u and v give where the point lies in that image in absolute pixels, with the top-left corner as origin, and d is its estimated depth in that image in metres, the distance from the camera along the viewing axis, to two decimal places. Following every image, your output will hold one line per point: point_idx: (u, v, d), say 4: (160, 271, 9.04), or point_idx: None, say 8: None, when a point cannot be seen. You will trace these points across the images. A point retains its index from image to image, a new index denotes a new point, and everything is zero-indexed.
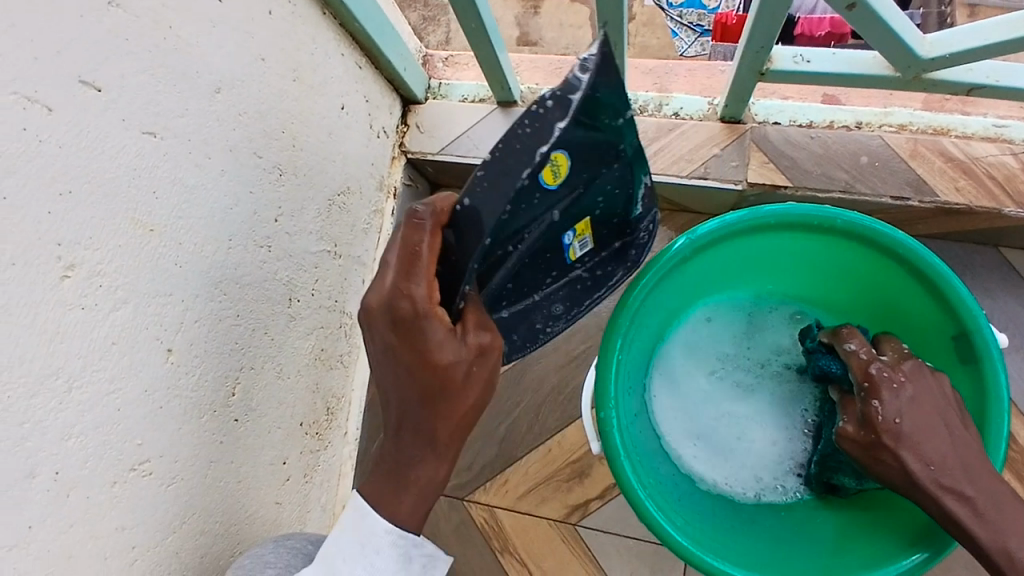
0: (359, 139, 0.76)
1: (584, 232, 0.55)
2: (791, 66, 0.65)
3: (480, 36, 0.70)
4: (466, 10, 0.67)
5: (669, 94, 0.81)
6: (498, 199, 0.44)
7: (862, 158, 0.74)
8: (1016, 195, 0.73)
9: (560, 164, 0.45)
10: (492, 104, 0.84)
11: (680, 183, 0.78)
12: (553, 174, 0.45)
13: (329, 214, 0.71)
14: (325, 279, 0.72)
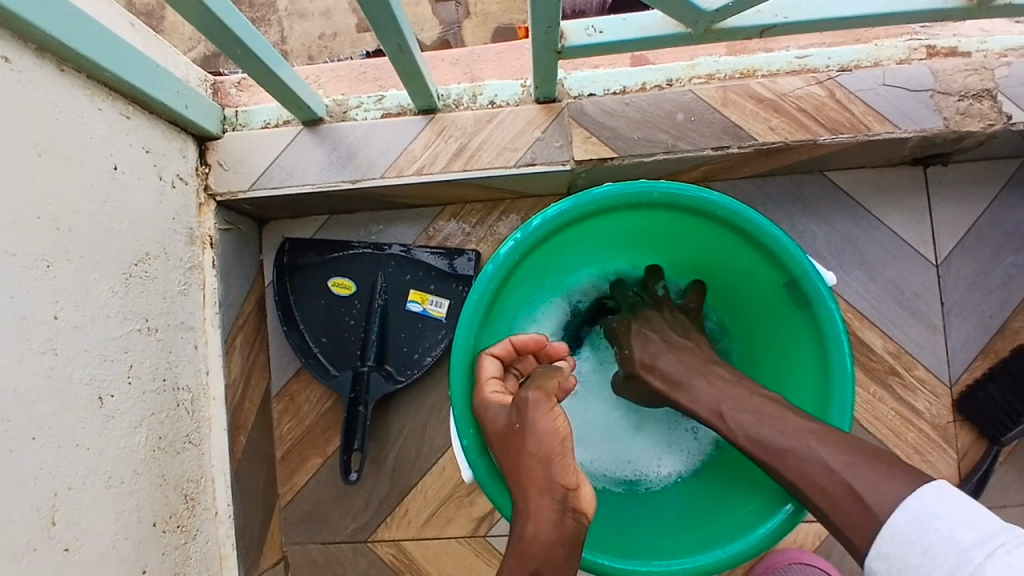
0: (149, 196, 0.67)
1: (424, 300, 0.85)
2: (586, 40, 0.63)
3: (252, 58, 0.64)
4: (226, 35, 0.61)
5: (481, 83, 0.78)
6: (315, 317, 0.85)
7: (678, 115, 0.74)
8: (828, 123, 0.74)
9: (345, 285, 0.86)
10: (298, 125, 0.78)
11: (510, 173, 0.76)
12: (341, 288, 0.85)
13: (129, 290, 0.63)
14: (141, 361, 0.65)
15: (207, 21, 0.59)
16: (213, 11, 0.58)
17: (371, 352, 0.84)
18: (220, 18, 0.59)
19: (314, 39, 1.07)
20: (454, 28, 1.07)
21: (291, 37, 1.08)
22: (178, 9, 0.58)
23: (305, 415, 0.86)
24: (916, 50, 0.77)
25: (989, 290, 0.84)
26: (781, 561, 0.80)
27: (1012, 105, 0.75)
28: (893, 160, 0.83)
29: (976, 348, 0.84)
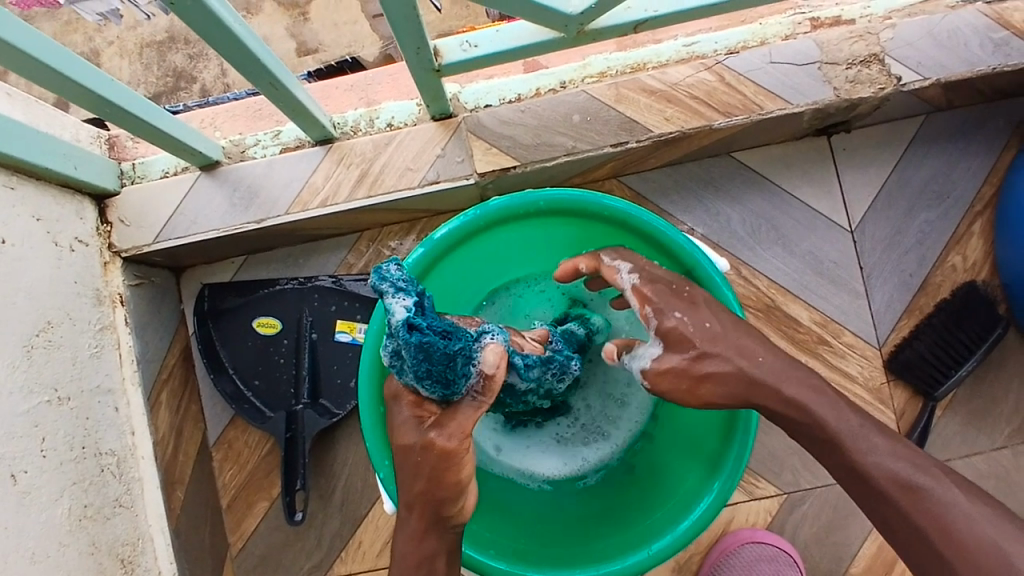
0: (44, 263, 0.65)
1: (354, 329, 0.84)
2: (463, 54, 0.64)
3: (127, 115, 0.63)
4: (94, 98, 0.60)
5: (378, 106, 0.77)
6: (243, 360, 0.84)
7: (575, 116, 0.75)
8: (722, 107, 0.75)
9: (271, 323, 0.84)
10: (196, 171, 0.76)
11: (416, 193, 0.76)
12: (266, 328, 0.84)
13: (32, 362, 0.61)
14: (56, 432, 0.62)
15: (68, 88, 0.58)
16: (67, 74, 0.56)
17: (306, 388, 0.83)
18: (77, 79, 0.57)
19: None
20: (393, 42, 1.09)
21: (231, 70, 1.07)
22: (36, 80, 0.57)
23: (246, 460, 0.85)
24: (800, 24, 0.77)
25: (905, 249, 0.85)
26: (734, 544, 0.80)
27: (899, 67, 0.75)
28: (795, 134, 0.84)
29: (901, 308, 0.85)
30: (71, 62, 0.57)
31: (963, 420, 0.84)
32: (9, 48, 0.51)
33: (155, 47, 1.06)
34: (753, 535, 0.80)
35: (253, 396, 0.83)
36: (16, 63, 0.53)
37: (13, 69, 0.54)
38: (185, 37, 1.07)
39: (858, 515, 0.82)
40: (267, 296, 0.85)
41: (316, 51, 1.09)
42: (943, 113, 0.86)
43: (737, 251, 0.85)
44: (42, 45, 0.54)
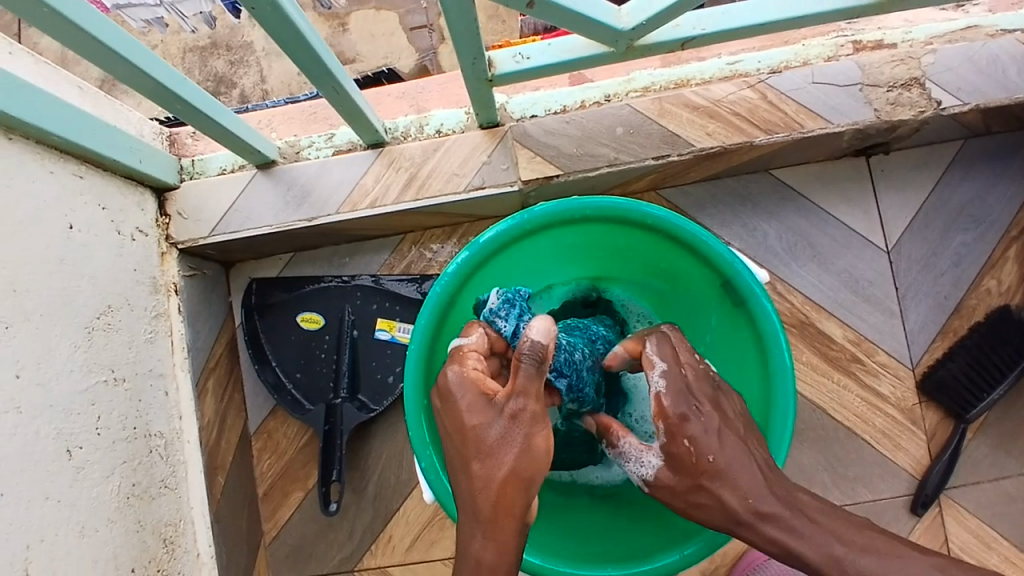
0: (107, 250, 0.69)
1: (392, 326, 0.87)
2: (515, 66, 0.66)
3: (194, 112, 0.66)
4: (164, 92, 0.63)
5: (428, 114, 0.80)
6: (287, 354, 0.87)
7: (618, 128, 0.77)
8: (763, 124, 0.76)
9: (315, 318, 0.87)
10: (252, 169, 0.80)
11: (462, 198, 0.78)
12: (310, 323, 0.87)
13: (92, 343, 0.64)
14: (110, 412, 0.65)
15: (143, 82, 0.62)
16: (143, 67, 0.60)
17: (345, 384, 0.85)
18: (150, 73, 0.61)
19: (293, 76, 1.10)
20: (430, 53, 1.12)
21: (270, 77, 1.11)
22: (114, 74, 0.61)
23: (284, 450, 0.88)
24: (843, 46, 0.78)
25: (941, 271, 0.86)
26: (761, 557, 0.80)
27: (941, 90, 0.76)
28: (834, 154, 0.85)
29: (935, 330, 0.85)
30: (145, 57, 0.60)
31: (996, 446, 0.84)
32: (89, 40, 0.55)
33: (197, 52, 1.11)
34: (780, 549, 0.80)
35: (295, 389, 0.86)
36: (96, 56, 0.57)
37: (94, 63, 0.59)
38: (227, 43, 1.11)
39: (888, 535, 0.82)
40: (311, 292, 0.88)
41: (354, 60, 1.13)
42: (983, 138, 0.87)
43: (771, 267, 0.86)
44: (120, 40, 0.57)
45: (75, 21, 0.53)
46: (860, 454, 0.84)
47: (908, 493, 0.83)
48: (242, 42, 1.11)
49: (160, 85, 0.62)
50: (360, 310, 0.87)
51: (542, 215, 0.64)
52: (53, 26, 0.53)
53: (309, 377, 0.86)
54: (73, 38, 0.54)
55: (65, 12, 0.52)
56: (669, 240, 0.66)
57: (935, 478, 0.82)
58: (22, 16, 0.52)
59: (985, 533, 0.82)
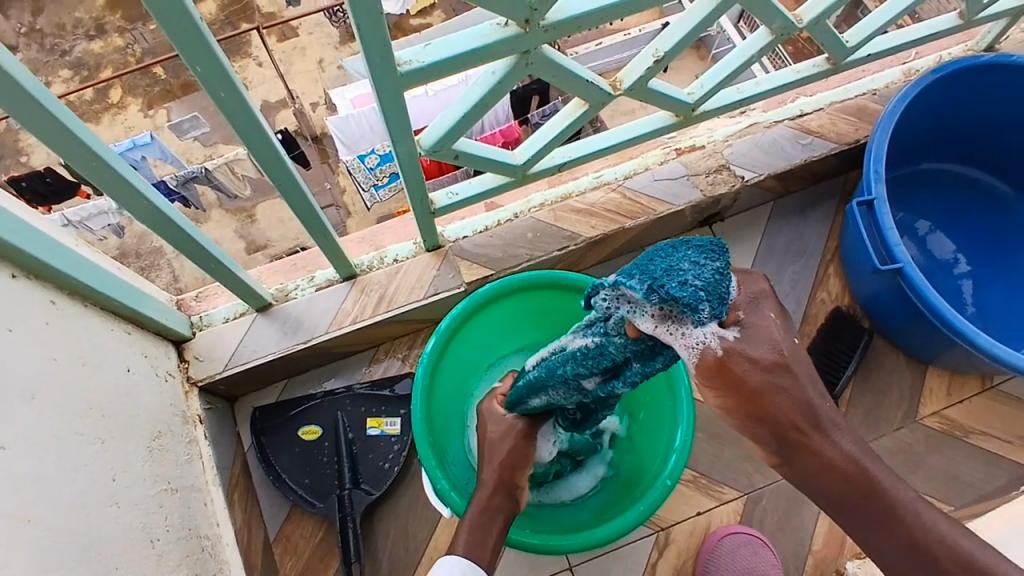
0: (151, 389, 0.87)
1: (380, 422, 1.05)
2: (449, 200, 0.93)
3: (228, 272, 0.86)
4: (213, 261, 0.82)
5: (384, 249, 1.04)
6: (292, 464, 1.02)
7: (529, 234, 1.04)
8: (629, 213, 1.06)
9: (312, 429, 1.04)
10: (253, 313, 1.00)
11: (423, 304, 1.02)
12: (309, 433, 1.04)
13: (153, 459, 0.80)
14: (172, 515, 0.79)
15: (203, 256, 0.81)
16: (206, 248, 0.80)
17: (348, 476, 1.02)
18: (210, 251, 0.80)
19: None
20: None
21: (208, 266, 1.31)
22: (182, 251, 0.79)
23: (302, 549, 1.00)
24: (670, 153, 1.11)
25: (785, 294, 1.14)
26: (715, 539, 0.98)
27: (741, 170, 1.10)
28: (686, 227, 1.16)
29: (794, 337, 1.12)
30: (208, 242, 0.80)
31: (864, 414, 1.08)
32: (178, 230, 0.75)
33: None
34: (729, 529, 0.98)
35: (304, 492, 1.01)
36: (174, 237, 0.76)
37: (172, 245, 0.78)
38: None
39: (806, 501, 1.03)
40: (305, 408, 1.05)
41: None
42: (786, 197, 1.20)
43: None
44: (197, 232, 0.77)
45: (175, 220, 0.73)
46: None
47: None
48: None
49: (213, 257, 0.82)
50: (351, 413, 1.05)
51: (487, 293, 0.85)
52: (155, 220, 0.72)
53: (315, 478, 1.02)
54: (167, 229, 0.74)
55: (168, 213, 0.72)
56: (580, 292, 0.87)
57: None
58: (133, 215, 0.71)
59: None
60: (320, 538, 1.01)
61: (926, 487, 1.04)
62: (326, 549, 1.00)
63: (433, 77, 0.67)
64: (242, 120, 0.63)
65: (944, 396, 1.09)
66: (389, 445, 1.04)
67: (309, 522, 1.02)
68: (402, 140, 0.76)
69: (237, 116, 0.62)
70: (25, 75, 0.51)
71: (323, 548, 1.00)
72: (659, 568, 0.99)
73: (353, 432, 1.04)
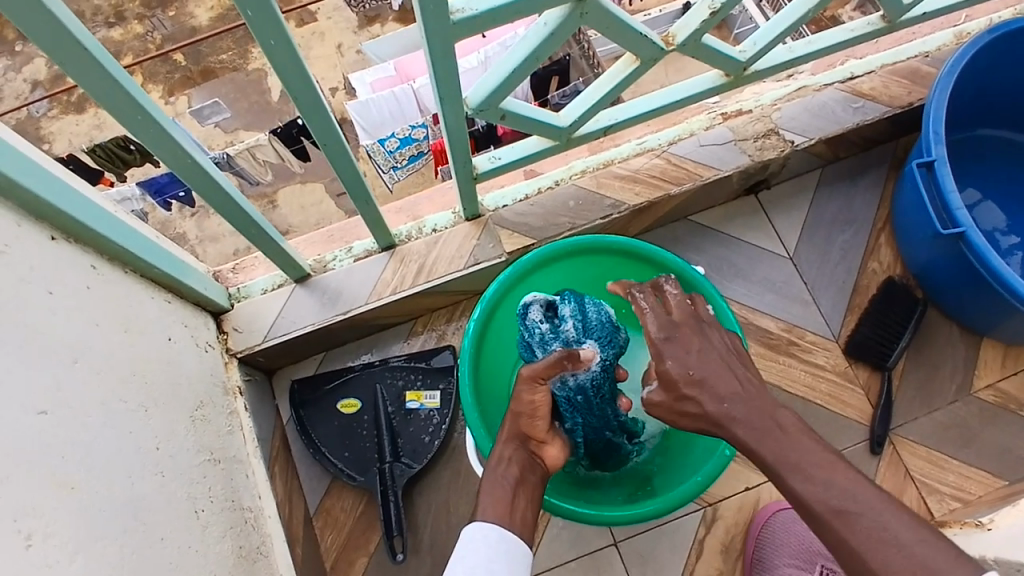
0: (192, 358, 0.86)
1: (420, 396, 1.03)
2: (491, 165, 0.91)
3: (270, 241, 0.84)
4: (254, 228, 0.80)
5: (422, 219, 1.02)
6: (331, 437, 1.01)
7: (571, 203, 1.02)
8: (673, 180, 1.03)
9: (353, 402, 1.03)
10: (291, 284, 0.98)
11: (463, 274, 0.99)
12: (349, 407, 1.03)
13: (196, 429, 0.79)
14: (214, 486, 0.78)
15: (244, 220, 0.79)
16: (247, 211, 0.77)
17: (387, 451, 1.00)
18: (251, 214, 0.78)
19: None
20: None
21: None
22: (222, 215, 0.77)
23: (343, 522, 0.99)
24: (715, 118, 1.07)
25: (835, 264, 1.10)
26: (767, 514, 0.95)
27: (791, 134, 1.05)
28: (731, 195, 1.12)
29: (844, 308, 1.07)
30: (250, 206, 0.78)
31: (919, 387, 1.04)
32: (221, 193, 0.72)
33: None
34: (782, 504, 0.95)
35: (343, 465, 0.99)
36: (217, 201, 0.74)
37: (214, 209, 0.76)
38: None
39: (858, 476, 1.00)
40: (344, 381, 1.04)
41: None
42: (835, 164, 1.15)
43: None
44: (240, 197, 0.75)
45: (219, 183, 0.71)
46: (816, 415, 1.02)
47: (864, 439, 1.01)
48: None
49: (253, 222, 0.79)
50: (391, 386, 1.04)
51: (531, 260, 0.82)
52: (199, 182, 0.70)
53: (354, 451, 1.00)
54: (212, 193, 0.72)
55: (212, 175, 0.69)
56: (616, 254, 0.84)
57: (880, 420, 1.01)
58: (178, 176, 0.69)
59: (933, 456, 1.00)
60: (360, 511, 1.00)
61: (983, 463, 1.00)
62: (365, 523, 0.99)
63: (482, 27, 0.64)
64: (290, 73, 0.60)
65: (999, 367, 1.04)
66: (428, 419, 1.02)
67: (349, 496, 1.00)
68: (448, 100, 0.73)
69: (287, 68, 0.59)
70: (74, 22, 0.48)
71: (363, 522, 0.99)
72: (707, 544, 0.97)
73: (392, 406, 1.03)
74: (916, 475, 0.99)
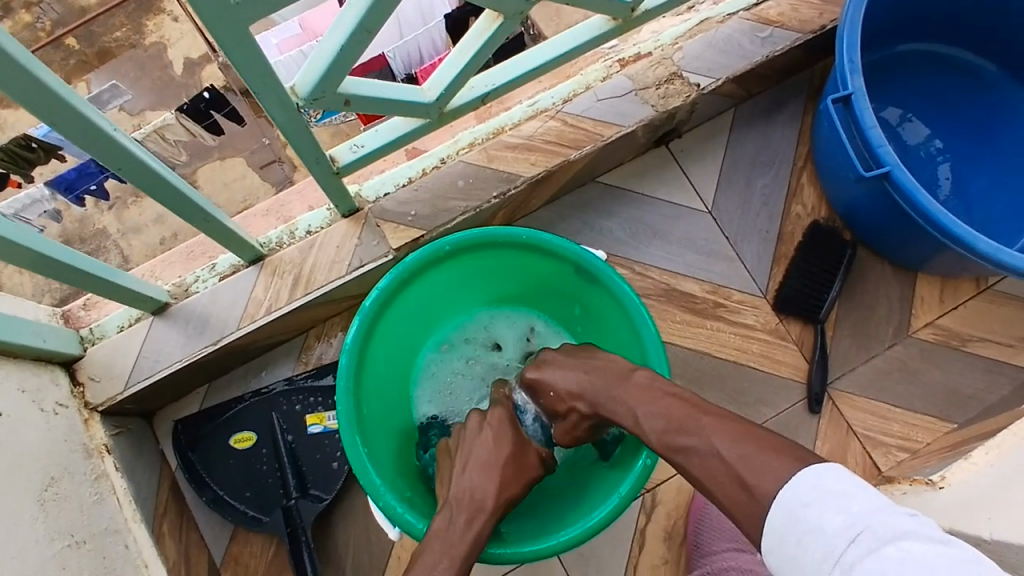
0: (36, 426, 0.71)
1: (323, 418, 0.93)
2: (353, 155, 0.78)
3: (96, 279, 0.71)
4: (63, 267, 0.67)
5: (294, 220, 0.89)
6: (227, 478, 0.91)
7: (460, 182, 0.90)
8: (572, 143, 0.92)
9: (247, 436, 0.92)
10: (149, 317, 0.85)
11: (347, 280, 0.87)
12: (243, 441, 0.91)
13: (47, 513, 0.65)
14: (80, 574, 0.66)
15: (45, 262, 0.65)
16: (48, 254, 0.64)
17: (293, 486, 0.90)
18: (55, 257, 0.65)
19: (158, 246, 1.09)
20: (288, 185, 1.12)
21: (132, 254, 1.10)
22: (14, 262, 0.63)
23: (255, 570, 0.91)
24: (612, 66, 0.95)
25: (756, 212, 1.02)
26: (706, 495, 0.91)
27: (695, 76, 0.94)
28: (640, 149, 1.01)
29: (770, 260, 1.00)
30: (49, 245, 0.64)
31: (852, 335, 0.98)
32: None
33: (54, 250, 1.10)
34: None
35: (244, 509, 0.89)
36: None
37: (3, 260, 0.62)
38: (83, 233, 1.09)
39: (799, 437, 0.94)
40: (233, 414, 0.92)
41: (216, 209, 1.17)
42: (748, 101, 1.05)
43: (625, 254, 1.00)
44: (28, 235, 0.62)
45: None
46: (751, 379, 0.96)
47: (802, 398, 0.96)
48: (100, 229, 1.09)
49: (57, 262, 0.65)
50: (289, 411, 0.93)
51: (414, 262, 0.74)
52: None
53: (256, 490, 0.90)
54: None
55: None
56: (509, 249, 0.77)
57: (816, 376, 0.95)
58: None
59: (872, 406, 0.95)
60: (271, 555, 0.91)
61: (922, 406, 0.96)
62: (278, 567, 0.91)
63: None
64: (15, 77, 0.46)
65: (937, 304, 0.99)
66: (334, 442, 0.92)
67: (257, 540, 0.91)
68: (267, 95, 0.60)
69: (18, 81, 0.46)
70: None
71: (276, 566, 0.91)
72: (649, 532, 0.91)
73: (293, 434, 0.92)
74: (857, 428, 0.95)
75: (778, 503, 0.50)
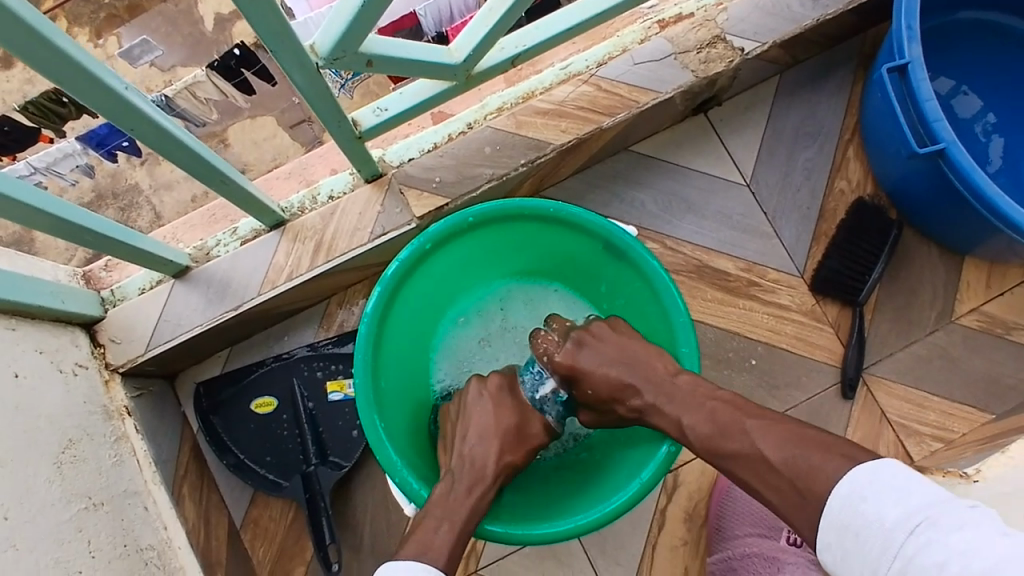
0: (56, 389, 0.72)
1: (343, 386, 0.92)
2: (377, 119, 0.75)
3: (116, 243, 0.70)
4: (81, 231, 0.65)
5: (316, 185, 0.87)
6: (247, 443, 0.91)
7: (487, 148, 0.86)
8: (606, 110, 0.87)
9: (268, 402, 0.91)
10: (170, 280, 0.84)
11: (369, 248, 0.85)
12: (264, 406, 0.91)
13: (65, 476, 0.65)
14: (98, 537, 0.66)
15: (64, 227, 0.64)
16: (66, 218, 0.63)
17: (313, 453, 0.90)
18: (73, 220, 0.63)
19: (186, 205, 1.08)
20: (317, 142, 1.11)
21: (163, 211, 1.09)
22: (32, 227, 0.62)
23: (274, 533, 0.92)
24: (650, 28, 0.89)
25: (797, 187, 0.97)
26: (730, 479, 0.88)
27: (740, 40, 0.89)
28: (676, 118, 0.96)
29: (809, 238, 0.95)
30: (70, 209, 0.63)
31: (893, 319, 0.94)
32: (16, 204, 0.57)
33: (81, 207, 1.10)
34: None
35: (263, 474, 0.90)
36: (16, 215, 0.58)
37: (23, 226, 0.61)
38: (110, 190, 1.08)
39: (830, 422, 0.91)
40: (254, 379, 0.92)
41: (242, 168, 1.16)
42: (794, 68, 0.99)
43: (656, 228, 0.96)
44: (49, 200, 0.60)
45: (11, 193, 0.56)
46: (782, 362, 0.93)
47: (835, 383, 0.92)
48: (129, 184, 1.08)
49: (74, 225, 0.64)
50: (309, 378, 0.92)
51: (437, 233, 0.72)
52: None
53: (276, 455, 0.90)
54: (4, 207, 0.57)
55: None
56: (536, 222, 0.75)
57: (852, 361, 0.92)
58: None
59: (908, 393, 0.91)
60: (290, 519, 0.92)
61: (962, 395, 0.92)
62: (297, 530, 0.92)
63: None
64: (23, 39, 0.43)
65: (982, 291, 0.94)
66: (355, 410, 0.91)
67: (276, 503, 0.92)
68: (285, 55, 0.57)
69: (26, 44, 0.44)
70: None
71: (295, 530, 0.92)
72: (669, 513, 0.90)
73: (313, 402, 0.91)
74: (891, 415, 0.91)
75: (832, 502, 0.52)
